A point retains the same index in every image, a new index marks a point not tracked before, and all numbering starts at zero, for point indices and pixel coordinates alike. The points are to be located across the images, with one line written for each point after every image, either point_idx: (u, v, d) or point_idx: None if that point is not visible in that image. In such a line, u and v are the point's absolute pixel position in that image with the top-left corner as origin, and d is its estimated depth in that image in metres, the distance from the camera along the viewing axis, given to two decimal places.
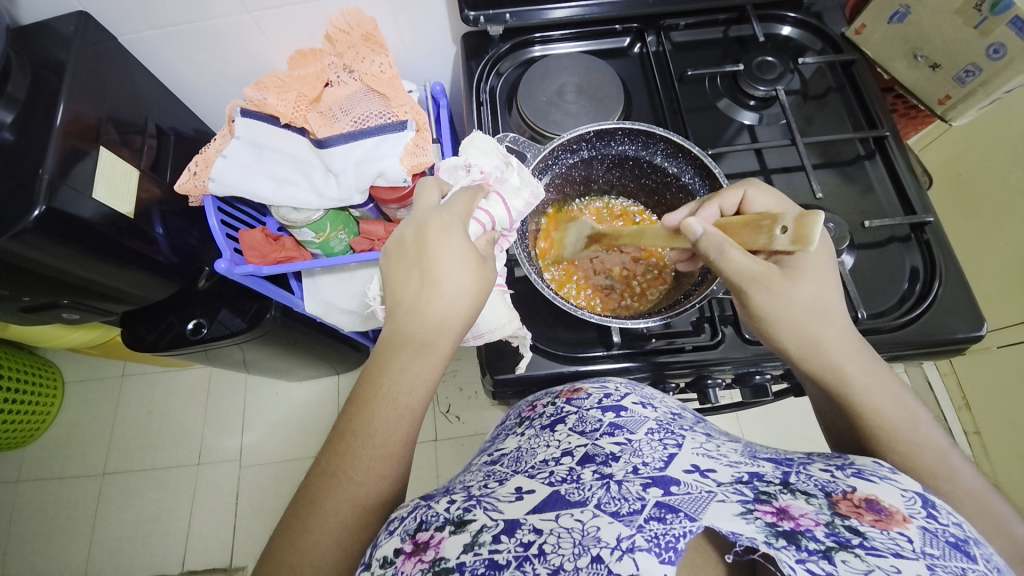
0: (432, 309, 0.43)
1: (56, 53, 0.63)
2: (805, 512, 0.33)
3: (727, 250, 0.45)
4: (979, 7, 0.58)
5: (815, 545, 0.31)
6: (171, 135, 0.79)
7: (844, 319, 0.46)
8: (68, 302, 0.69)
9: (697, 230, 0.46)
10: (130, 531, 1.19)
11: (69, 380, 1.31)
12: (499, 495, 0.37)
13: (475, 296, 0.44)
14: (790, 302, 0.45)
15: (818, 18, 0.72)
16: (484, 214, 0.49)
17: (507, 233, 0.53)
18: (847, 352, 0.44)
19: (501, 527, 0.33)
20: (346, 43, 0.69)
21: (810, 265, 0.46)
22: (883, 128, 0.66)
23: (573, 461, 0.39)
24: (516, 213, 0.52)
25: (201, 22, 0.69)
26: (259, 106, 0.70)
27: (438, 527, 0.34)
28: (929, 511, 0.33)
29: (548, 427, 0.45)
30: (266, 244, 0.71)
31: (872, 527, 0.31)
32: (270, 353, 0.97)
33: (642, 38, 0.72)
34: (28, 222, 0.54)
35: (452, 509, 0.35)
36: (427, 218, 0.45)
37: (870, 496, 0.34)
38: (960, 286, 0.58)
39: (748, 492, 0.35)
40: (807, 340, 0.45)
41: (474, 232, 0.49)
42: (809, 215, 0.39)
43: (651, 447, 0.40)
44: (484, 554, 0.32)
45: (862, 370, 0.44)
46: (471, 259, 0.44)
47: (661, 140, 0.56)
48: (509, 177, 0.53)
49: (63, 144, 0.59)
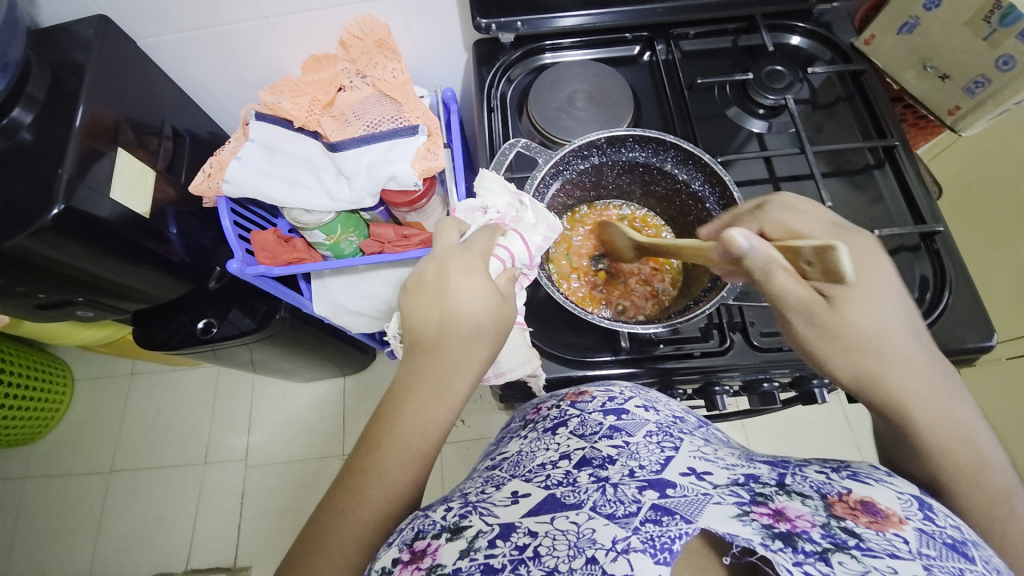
0: (447, 344, 0.43)
1: (76, 55, 0.65)
2: (802, 514, 0.33)
3: (775, 270, 0.41)
4: (989, 19, 0.58)
5: (811, 547, 0.30)
6: (187, 137, 0.80)
7: (904, 340, 0.40)
8: (83, 300, 0.70)
9: (743, 244, 0.40)
10: (135, 529, 1.20)
11: (79, 378, 1.33)
12: (495, 499, 0.37)
13: (494, 335, 0.44)
14: (836, 332, 0.40)
15: (827, 28, 0.73)
16: (503, 250, 0.50)
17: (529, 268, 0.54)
18: (913, 376, 0.39)
19: (497, 531, 0.34)
20: (360, 49, 0.71)
21: (858, 290, 0.41)
22: (893, 137, 0.66)
23: (571, 464, 0.40)
24: (535, 248, 0.53)
25: (217, 27, 0.70)
26: (273, 110, 0.71)
27: (436, 535, 0.34)
28: (925, 513, 0.33)
29: (549, 429, 0.45)
30: (277, 245, 0.72)
31: (867, 529, 0.32)
32: (277, 353, 0.98)
33: (652, 46, 0.73)
34: (47, 221, 0.55)
35: (448, 516, 0.35)
36: (449, 258, 0.46)
37: (866, 498, 0.34)
38: (970, 296, 0.58)
39: (744, 494, 0.35)
40: (861, 372, 0.40)
41: (495, 267, 0.50)
42: (829, 249, 0.39)
43: (648, 449, 0.40)
44: (480, 559, 0.32)
45: (932, 405, 0.39)
46: (492, 296, 0.45)
47: (671, 147, 0.56)
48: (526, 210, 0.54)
49: (82, 145, 0.60)
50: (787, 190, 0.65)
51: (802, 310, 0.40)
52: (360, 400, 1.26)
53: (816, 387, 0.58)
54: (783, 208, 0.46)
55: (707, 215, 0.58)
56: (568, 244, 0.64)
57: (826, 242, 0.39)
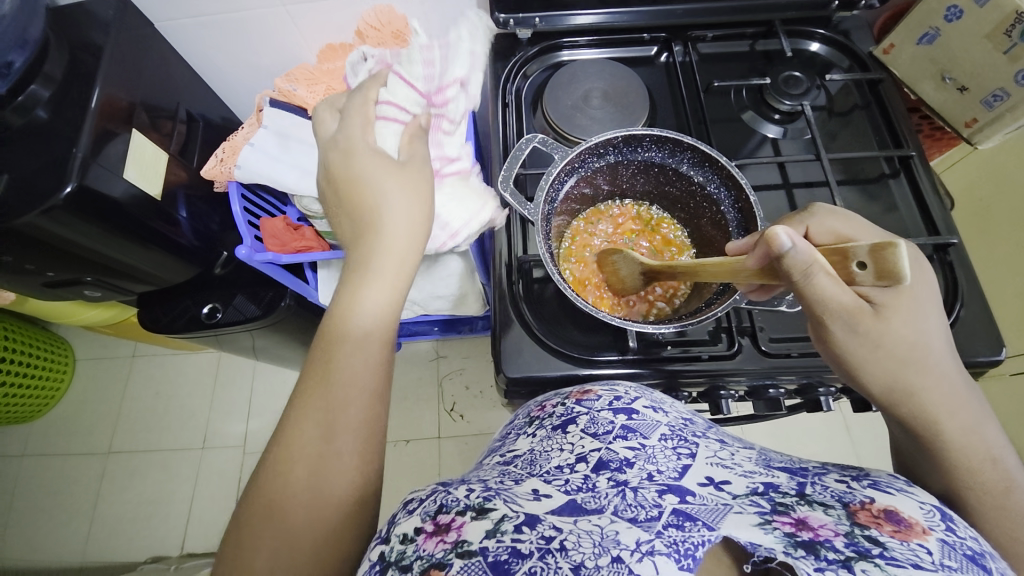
0: (352, 328, 0.44)
1: (94, 35, 0.65)
2: (825, 523, 0.33)
3: (816, 274, 0.38)
4: (1010, 32, 0.57)
5: (834, 555, 0.30)
6: (200, 121, 0.81)
7: (941, 354, 0.41)
8: (90, 280, 0.70)
9: (786, 243, 0.37)
10: (131, 512, 1.20)
11: (80, 359, 1.33)
12: (517, 491, 0.37)
13: (416, 206, 0.49)
14: (879, 343, 0.40)
15: (845, 36, 0.73)
16: (383, 107, 0.58)
17: (442, 114, 0.65)
18: (945, 394, 0.40)
19: (522, 518, 0.33)
20: (376, 39, 0.71)
21: (901, 303, 0.41)
22: (909, 148, 0.65)
23: (588, 468, 0.40)
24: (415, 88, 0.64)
25: (236, 12, 0.70)
26: (288, 97, 0.73)
27: (460, 512, 0.34)
28: (947, 525, 0.33)
29: (559, 428, 0.45)
30: (287, 233, 0.72)
31: (892, 537, 0.31)
32: (280, 341, 0.98)
33: (669, 47, 0.72)
34: (60, 199, 0.55)
35: (472, 496, 0.35)
36: (350, 150, 0.50)
37: (889, 507, 0.34)
38: (981, 310, 0.58)
39: (764, 504, 0.35)
40: (897, 386, 0.41)
41: (392, 130, 0.59)
42: (890, 247, 0.33)
43: (664, 455, 0.40)
44: (507, 541, 0.32)
45: (962, 424, 0.40)
46: (402, 175, 0.49)
47: (688, 149, 0.56)
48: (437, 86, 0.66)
49: (97, 125, 0.60)
50: (800, 197, 0.65)
51: (850, 319, 0.40)
52: None
53: (823, 395, 0.57)
54: (831, 215, 0.46)
55: (721, 218, 0.57)
56: (588, 234, 0.64)
57: (885, 239, 0.33)
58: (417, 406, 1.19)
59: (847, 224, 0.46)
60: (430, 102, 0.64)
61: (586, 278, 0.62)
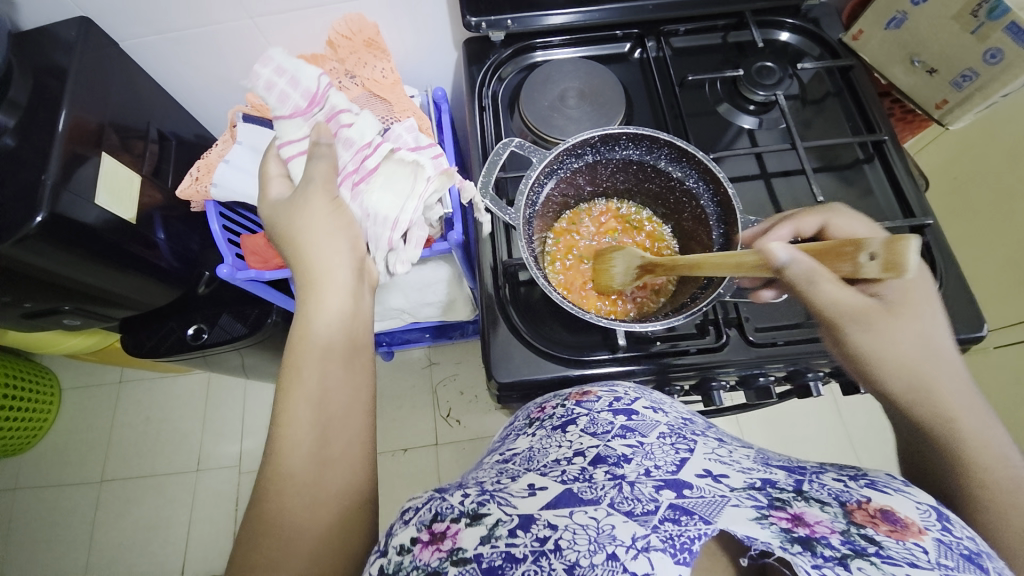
0: (316, 341, 0.45)
1: (58, 58, 0.63)
2: (821, 520, 0.34)
3: (818, 280, 0.41)
4: (976, 13, 0.58)
5: (831, 552, 0.32)
6: (173, 140, 0.79)
7: (950, 355, 0.43)
8: (70, 309, 0.69)
9: (782, 257, 0.41)
10: (128, 539, 1.18)
11: (66, 387, 1.30)
12: (513, 491, 0.38)
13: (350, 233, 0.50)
14: (895, 339, 0.42)
15: (815, 24, 0.73)
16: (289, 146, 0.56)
17: (341, 112, 0.58)
18: (959, 393, 0.41)
19: (516, 521, 0.34)
20: (348, 49, 0.69)
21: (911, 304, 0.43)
22: (881, 132, 0.66)
23: (585, 462, 0.40)
24: (302, 99, 0.58)
25: (204, 27, 0.69)
26: (261, 112, 0.70)
27: (455, 519, 0.35)
28: (942, 525, 0.34)
29: (559, 427, 0.45)
30: (267, 248, 0.69)
31: (888, 536, 0.33)
32: (269, 358, 0.97)
33: (642, 43, 0.73)
34: (32, 228, 0.54)
35: (467, 502, 0.36)
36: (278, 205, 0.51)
37: (886, 507, 0.35)
38: (960, 288, 0.59)
39: (762, 498, 0.36)
40: (916, 382, 0.41)
41: (299, 162, 0.56)
42: (900, 240, 0.34)
43: (663, 451, 0.41)
44: (501, 547, 0.33)
45: (978, 423, 0.40)
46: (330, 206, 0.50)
47: (665, 145, 0.56)
48: (279, 84, 0.58)
49: (66, 150, 0.59)
50: (778, 186, 0.66)
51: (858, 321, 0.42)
52: None
53: (811, 380, 0.58)
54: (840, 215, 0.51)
55: (702, 212, 0.58)
56: (572, 236, 0.64)
57: (897, 234, 0.35)
58: (412, 414, 1.19)
59: (862, 225, 0.50)
60: (312, 107, 0.58)
61: (573, 280, 0.62)
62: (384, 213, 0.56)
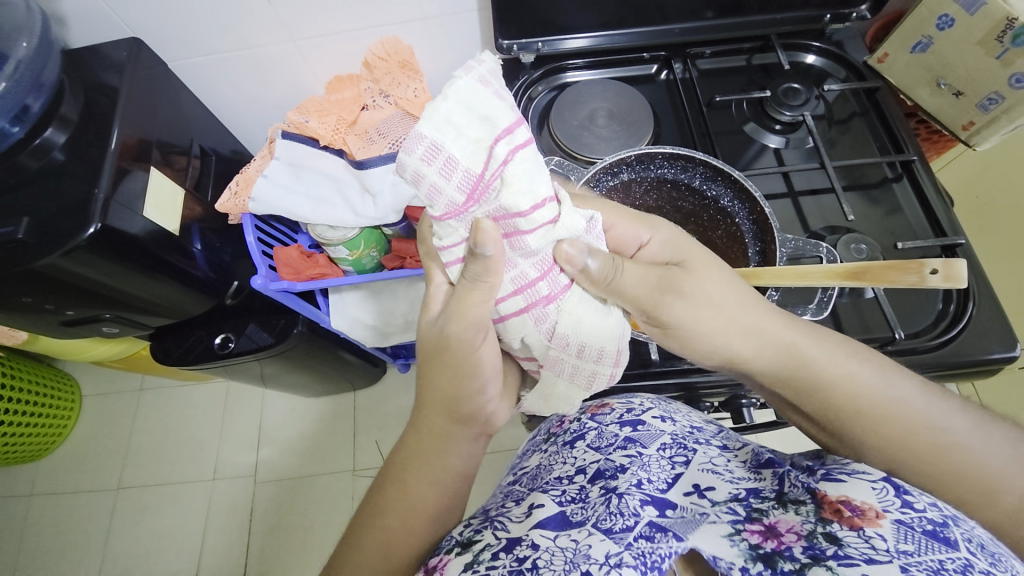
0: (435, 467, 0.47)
1: (109, 78, 0.66)
2: (791, 527, 0.36)
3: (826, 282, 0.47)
4: (1001, 38, 0.59)
5: (791, 564, 0.34)
6: (212, 155, 0.82)
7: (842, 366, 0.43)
8: (110, 317, 0.71)
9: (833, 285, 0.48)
10: (142, 549, 1.18)
11: (88, 394, 1.32)
12: (512, 515, 0.42)
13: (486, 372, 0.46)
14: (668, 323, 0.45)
15: (840, 47, 0.75)
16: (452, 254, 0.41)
17: (512, 214, 0.38)
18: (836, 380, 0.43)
19: (502, 544, 0.39)
20: (384, 69, 0.72)
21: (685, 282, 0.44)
22: (909, 152, 0.67)
23: (585, 479, 0.45)
24: (458, 200, 0.36)
25: (248, 49, 0.72)
26: (300, 129, 0.73)
27: (449, 550, 0.40)
28: (902, 501, 0.34)
29: (568, 443, 0.50)
30: (301, 261, 0.72)
31: (848, 530, 0.34)
32: (290, 368, 0.98)
33: (669, 65, 0.75)
34: (83, 239, 0.56)
35: (465, 533, 0.42)
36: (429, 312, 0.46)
37: (843, 497, 0.36)
38: (993, 309, 0.58)
39: (740, 511, 0.39)
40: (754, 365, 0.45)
41: (461, 270, 0.43)
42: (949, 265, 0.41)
43: (659, 464, 0.45)
44: (482, 569, 0.37)
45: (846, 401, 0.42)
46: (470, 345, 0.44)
47: (700, 164, 0.59)
48: (427, 175, 0.34)
49: (116, 165, 0.61)
50: (807, 205, 0.66)
51: (611, 279, 0.43)
52: (370, 415, 1.25)
53: None
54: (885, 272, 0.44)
55: (736, 230, 0.58)
56: None
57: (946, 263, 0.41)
58: None
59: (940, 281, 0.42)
60: (473, 202, 0.36)
61: None
62: (597, 344, 0.46)
